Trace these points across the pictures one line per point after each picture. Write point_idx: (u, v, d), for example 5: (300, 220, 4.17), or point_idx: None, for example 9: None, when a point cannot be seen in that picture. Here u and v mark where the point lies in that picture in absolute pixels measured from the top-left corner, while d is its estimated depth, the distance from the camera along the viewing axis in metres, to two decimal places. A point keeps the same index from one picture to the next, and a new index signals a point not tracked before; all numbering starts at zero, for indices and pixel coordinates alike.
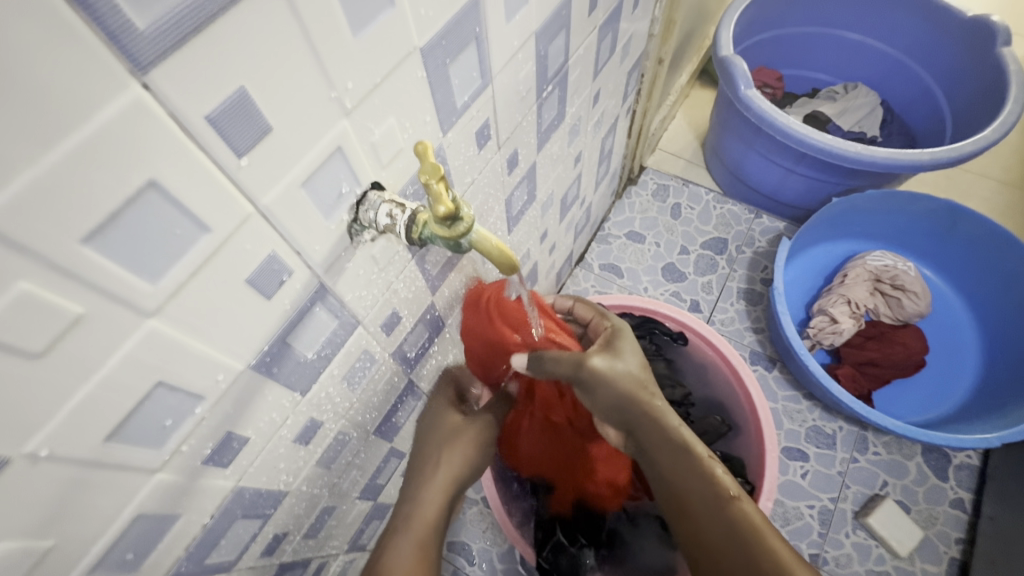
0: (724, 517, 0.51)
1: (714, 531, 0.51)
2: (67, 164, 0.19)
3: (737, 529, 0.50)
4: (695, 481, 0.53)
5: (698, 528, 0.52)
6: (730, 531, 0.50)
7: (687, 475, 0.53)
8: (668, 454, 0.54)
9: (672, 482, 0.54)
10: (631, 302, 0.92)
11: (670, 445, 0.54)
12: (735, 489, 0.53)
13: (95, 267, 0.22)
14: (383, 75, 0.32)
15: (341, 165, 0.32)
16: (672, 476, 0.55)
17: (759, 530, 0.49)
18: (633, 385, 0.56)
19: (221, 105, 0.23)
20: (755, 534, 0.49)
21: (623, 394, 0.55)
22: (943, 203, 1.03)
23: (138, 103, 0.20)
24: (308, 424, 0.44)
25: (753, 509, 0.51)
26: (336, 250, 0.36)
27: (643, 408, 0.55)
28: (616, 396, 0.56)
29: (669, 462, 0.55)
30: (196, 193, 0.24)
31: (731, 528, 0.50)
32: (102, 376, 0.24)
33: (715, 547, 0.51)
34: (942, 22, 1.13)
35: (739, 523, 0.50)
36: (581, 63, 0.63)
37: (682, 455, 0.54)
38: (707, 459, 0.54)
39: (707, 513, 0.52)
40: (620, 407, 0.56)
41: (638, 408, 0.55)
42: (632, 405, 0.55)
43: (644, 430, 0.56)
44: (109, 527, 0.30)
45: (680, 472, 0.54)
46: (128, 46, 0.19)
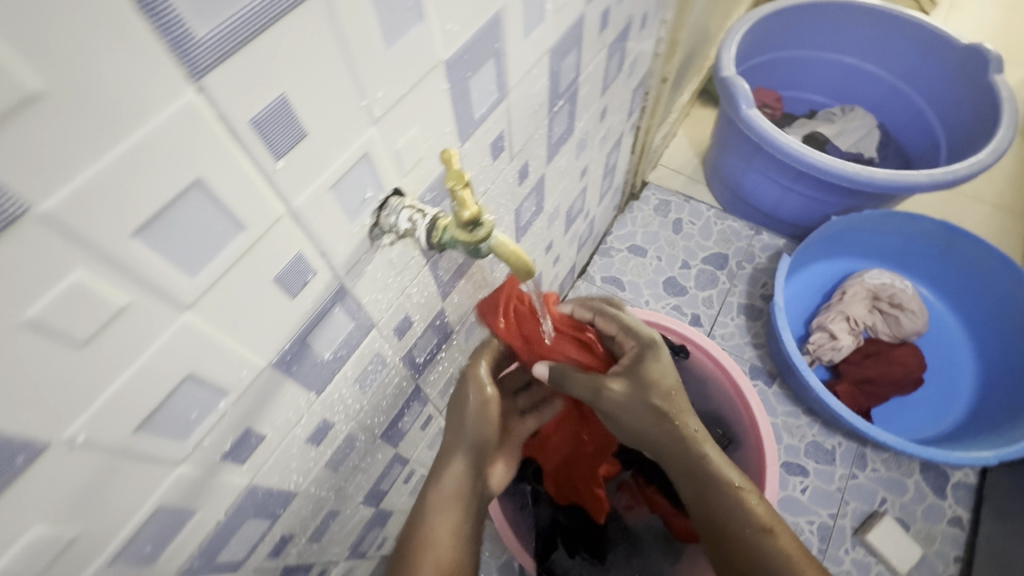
0: (760, 544, 0.55)
1: (749, 557, 0.55)
2: (125, 162, 0.20)
3: (773, 557, 0.54)
4: (730, 508, 0.57)
5: (734, 552, 0.56)
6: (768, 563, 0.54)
7: (721, 502, 0.57)
8: (700, 483, 0.58)
9: (707, 508, 0.58)
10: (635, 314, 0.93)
11: (702, 474, 0.58)
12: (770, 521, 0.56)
13: (141, 259, 0.23)
14: (410, 85, 0.33)
15: (367, 170, 0.34)
16: (706, 503, 0.58)
17: (793, 558, 0.54)
18: (664, 416, 0.57)
19: (264, 110, 0.25)
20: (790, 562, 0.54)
21: (653, 423, 0.57)
22: (939, 224, 1.06)
23: (192, 106, 0.21)
24: (321, 425, 0.44)
25: (787, 539, 0.55)
26: (357, 253, 0.37)
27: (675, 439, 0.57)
28: (646, 426, 0.57)
29: (704, 489, 0.58)
30: (236, 193, 0.26)
31: (766, 557, 0.54)
32: (139, 366, 0.25)
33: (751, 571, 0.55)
34: (937, 48, 1.17)
35: (775, 551, 0.54)
36: (591, 80, 0.65)
37: (716, 483, 0.57)
38: (740, 488, 0.57)
39: (745, 544, 0.56)
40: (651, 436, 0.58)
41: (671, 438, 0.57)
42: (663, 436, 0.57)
43: (677, 458, 0.58)
44: (131, 518, 0.30)
45: (714, 499, 0.57)
46: (187, 52, 0.20)
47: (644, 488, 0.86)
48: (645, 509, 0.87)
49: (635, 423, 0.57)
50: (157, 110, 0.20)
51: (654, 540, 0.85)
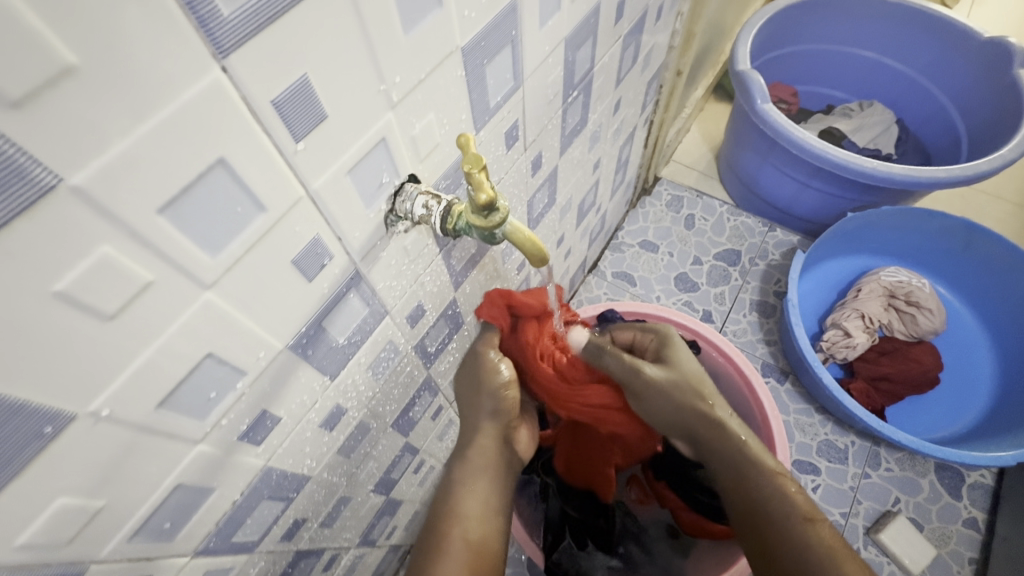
0: (801, 534, 0.52)
1: (787, 547, 0.52)
2: (152, 138, 0.21)
3: (813, 547, 0.50)
4: (768, 496, 0.55)
5: (771, 542, 0.53)
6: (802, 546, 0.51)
7: (759, 487, 0.55)
8: (738, 470, 0.57)
9: (744, 495, 0.56)
10: (647, 309, 0.93)
11: (739, 459, 0.58)
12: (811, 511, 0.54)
13: (166, 236, 0.23)
14: (427, 71, 0.33)
15: (383, 156, 0.34)
16: (743, 491, 0.56)
17: (836, 551, 0.50)
18: None
19: (287, 91, 0.25)
20: (834, 555, 0.50)
21: (683, 404, 0.60)
22: (959, 221, 1.04)
23: (217, 85, 0.22)
24: (334, 410, 0.45)
25: (829, 532, 0.52)
26: (373, 239, 0.37)
27: (706, 421, 0.60)
28: (676, 407, 0.61)
29: (740, 476, 0.57)
30: (257, 173, 0.26)
31: (805, 546, 0.51)
32: (162, 342, 0.26)
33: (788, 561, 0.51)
34: (959, 42, 1.14)
35: (817, 542, 0.51)
36: (605, 71, 0.64)
37: (754, 470, 0.56)
38: (779, 476, 0.56)
39: (780, 528, 0.53)
40: (684, 420, 0.61)
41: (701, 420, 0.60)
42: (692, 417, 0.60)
43: (714, 444, 0.59)
44: (152, 494, 0.31)
45: (752, 481, 0.56)
46: (213, 30, 0.21)
47: (653, 482, 0.86)
48: (656, 504, 0.87)
49: (662, 403, 0.62)
50: (183, 88, 0.21)
51: (662, 535, 0.85)
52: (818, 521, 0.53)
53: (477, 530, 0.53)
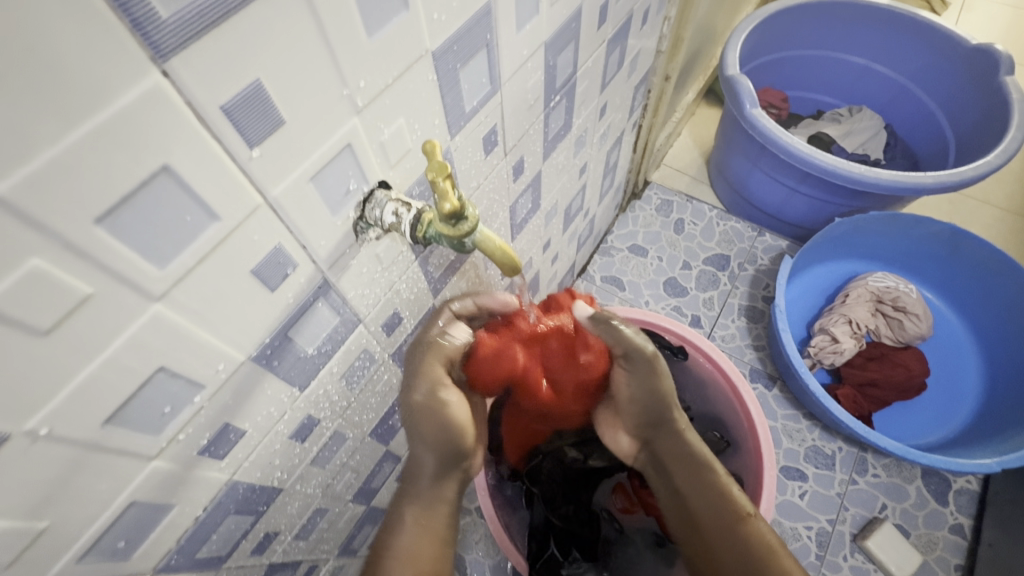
0: (740, 534, 0.54)
1: (727, 546, 0.54)
2: (86, 145, 0.20)
3: (753, 547, 0.53)
4: (710, 498, 0.56)
5: (711, 542, 0.55)
6: (741, 547, 0.53)
7: (705, 491, 0.56)
8: (687, 469, 0.58)
9: (689, 497, 0.57)
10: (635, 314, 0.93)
11: (687, 459, 0.58)
12: (750, 508, 0.56)
13: (106, 247, 0.22)
14: (395, 75, 0.32)
15: (350, 162, 0.33)
16: (686, 491, 0.57)
17: (771, 550, 0.53)
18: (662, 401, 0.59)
19: (238, 96, 0.24)
20: (767, 552, 0.53)
21: (655, 396, 0.58)
22: (945, 226, 1.04)
23: (157, 90, 0.21)
24: (305, 422, 0.43)
25: (766, 527, 0.55)
26: (341, 247, 0.36)
27: (667, 416, 0.59)
28: (649, 395, 0.58)
29: (689, 477, 0.58)
30: (208, 181, 0.25)
31: (745, 544, 0.53)
32: (106, 356, 0.25)
33: (726, 558, 0.54)
34: (946, 49, 1.15)
35: (755, 541, 0.53)
36: (589, 75, 0.64)
37: (701, 472, 0.57)
38: (722, 477, 0.57)
39: (719, 529, 0.54)
40: (648, 409, 0.59)
41: (665, 414, 0.59)
42: (659, 408, 0.59)
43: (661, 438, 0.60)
44: (103, 512, 0.30)
45: (695, 484, 0.57)
46: (151, 33, 0.20)
47: (638, 490, 0.86)
48: (642, 513, 0.87)
49: (637, 386, 0.58)
50: (117, 94, 0.20)
51: (648, 544, 0.84)
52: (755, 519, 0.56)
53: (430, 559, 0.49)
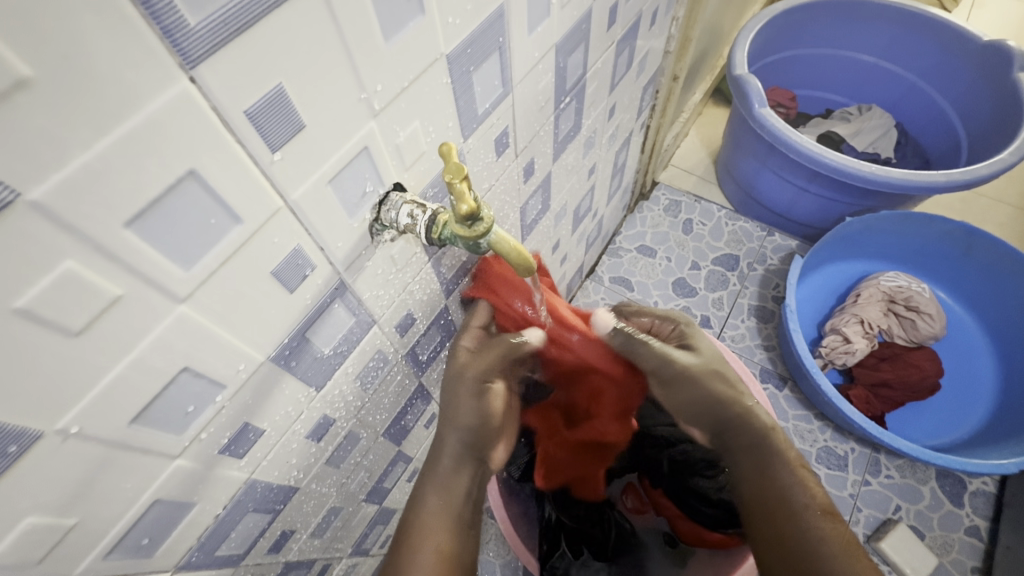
0: (820, 523, 0.49)
1: (797, 535, 0.49)
2: (116, 150, 0.20)
3: (824, 538, 0.48)
4: (782, 485, 0.52)
5: (780, 530, 0.50)
6: (821, 536, 0.48)
7: (783, 476, 0.53)
8: (758, 455, 0.55)
9: (762, 483, 0.53)
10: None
11: (761, 447, 0.55)
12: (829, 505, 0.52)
13: (134, 249, 0.23)
14: (411, 79, 0.33)
15: (366, 164, 0.33)
16: (756, 478, 0.54)
17: (852, 546, 0.47)
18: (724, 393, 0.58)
19: (261, 101, 0.25)
20: (845, 549, 0.47)
21: (713, 394, 0.58)
22: (958, 225, 1.03)
23: (185, 95, 0.21)
24: (321, 421, 0.44)
25: (846, 526, 0.50)
26: (357, 248, 0.37)
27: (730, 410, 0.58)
28: (705, 395, 0.58)
29: (761, 463, 0.54)
30: (231, 184, 0.25)
31: (817, 534, 0.48)
32: (133, 357, 0.25)
33: (795, 550, 0.48)
34: (957, 46, 1.14)
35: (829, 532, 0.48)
36: (598, 76, 0.64)
37: (775, 458, 0.54)
38: (800, 467, 0.54)
39: (798, 513, 0.50)
40: (710, 407, 0.58)
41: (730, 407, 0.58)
42: (720, 405, 0.58)
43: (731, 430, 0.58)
44: (128, 509, 0.30)
45: (772, 470, 0.53)
46: (180, 41, 0.20)
47: (650, 491, 0.86)
48: (652, 513, 0.87)
49: (689, 397, 0.59)
50: (147, 100, 0.20)
51: (659, 544, 0.85)
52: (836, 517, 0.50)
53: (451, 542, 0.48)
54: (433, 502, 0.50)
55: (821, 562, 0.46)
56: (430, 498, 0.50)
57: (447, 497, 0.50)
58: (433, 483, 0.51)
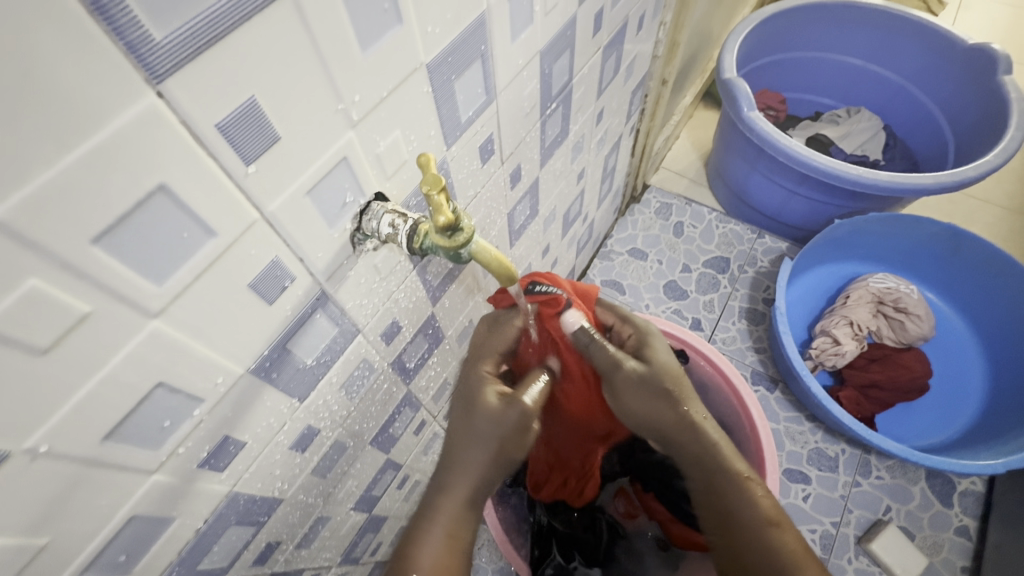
0: (764, 542, 0.50)
1: (747, 552, 0.51)
2: (81, 167, 0.20)
3: (774, 553, 0.49)
4: (730, 500, 0.53)
5: (734, 548, 0.52)
6: (765, 557, 0.50)
7: (728, 493, 0.53)
8: (705, 472, 0.55)
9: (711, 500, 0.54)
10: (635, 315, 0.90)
11: (707, 466, 0.54)
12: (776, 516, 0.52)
13: (102, 265, 0.22)
14: (390, 88, 0.33)
15: (346, 175, 0.33)
16: (707, 495, 0.55)
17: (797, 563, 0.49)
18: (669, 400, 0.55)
19: (233, 114, 0.24)
20: (793, 564, 0.49)
21: (656, 407, 0.55)
22: (945, 227, 1.04)
23: (153, 110, 0.21)
24: (305, 432, 0.44)
25: (792, 538, 0.51)
26: (339, 258, 0.36)
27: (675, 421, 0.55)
28: (648, 407, 0.55)
29: (710, 480, 0.54)
30: (204, 198, 0.25)
31: (767, 550, 0.50)
32: (105, 373, 0.25)
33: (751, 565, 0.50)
34: (943, 48, 1.15)
35: (775, 545, 0.50)
36: (585, 82, 0.64)
37: (722, 476, 0.54)
38: (747, 480, 0.54)
39: (744, 534, 0.51)
40: (651, 419, 0.56)
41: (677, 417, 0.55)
42: (664, 417, 0.55)
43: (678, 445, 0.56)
44: (103, 527, 0.30)
45: (718, 488, 0.54)
46: (146, 56, 0.20)
47: (641, 495, 0.85)
48: (644, 517, 0.86)
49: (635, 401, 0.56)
50: (112, 116, 0.20)
51: (651, 548, 0.85)
52: (783, 526, 0.52)
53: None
54: (435, 538, 0.48)
55: None
56: (434, 535, 0.48)
57: (454, 535, 0.48)
58: (444, 517, 0.48)
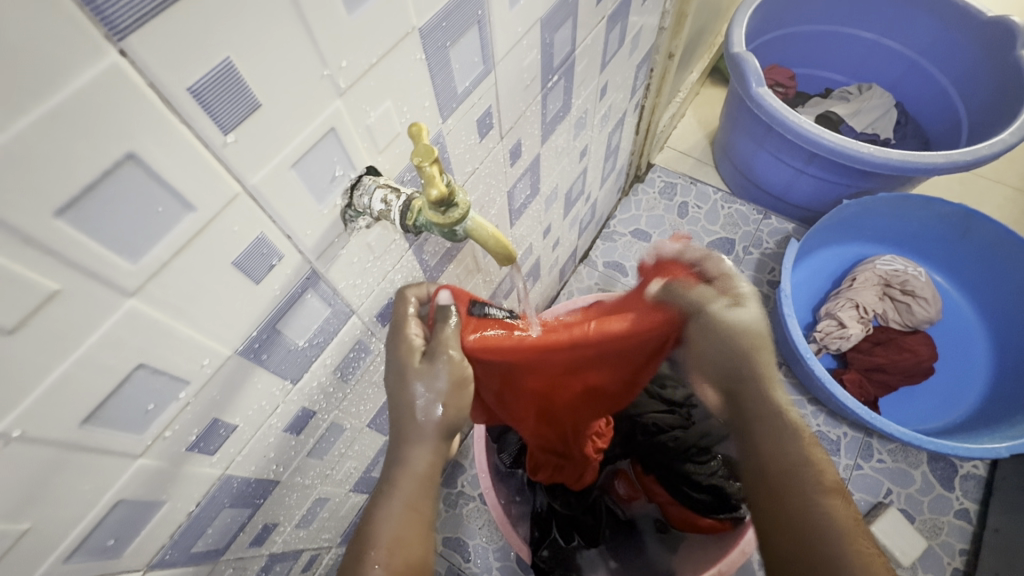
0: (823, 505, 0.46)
1: (809, 516, 0.46)
2: (38, 131, 0.18)
3: (833, 525, 0.45)
4: (789, 464, 0.48)
5: (794, 512, 0.46)
6: (827, 520, 0.45)
7: (790, 451, 0.49)
8: (773, 434, 0.50)
9: (772, 459, 0.49)
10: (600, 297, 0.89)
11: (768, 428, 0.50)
12: (834, 483, 0.48)
13: (69, 240, 0.21)
14: (379, 55, 0.31)
15: (334, 147, 0.31)
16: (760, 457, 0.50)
17: (855, 532, 0.45)
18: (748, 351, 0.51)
19: (207, 77, 0.22)
20: (851, 532, 0.45)
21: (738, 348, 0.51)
22: (956, 207, 1.01)
23: (115, 71, 0.19)
24: (300, 414, 0.43)
25: (849, 509, 0.47)
26: (329, 236, 0.35)
27: (755, 368, 0.51)
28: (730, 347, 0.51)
29: (774, 441, 0.50)
30: (179, 169, 0.23)
31: (828, 519, 0.45)
32: (80, 354, 0.24)
33: (802, 540, 0.45)
34: (960, 22, 1.11)
35: (831, 517, 0.45)
36: (588, 54, 0.61)
37: (787, 439, 0.49)
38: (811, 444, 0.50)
39: (805, 497, 0.47)
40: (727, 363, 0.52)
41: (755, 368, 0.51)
42: (743, 357, 0.51)
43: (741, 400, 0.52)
44: (89, 512, 0.29)
45: (783, 447, 0.49)
46: (104, 10, 0.18)
47: (642, 477, 0.85)
48: (644, 498, 0.87)
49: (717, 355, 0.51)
50: (71, 77, 0.18)
51: (649, 530, 0.86)
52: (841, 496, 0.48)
53: (419, 551, 0.43)
54: (396, 509, 0.43)
55: (828, 547, 0.44)
56: (394, 505, 0.43)
57: (415, 506, 0.44)
58: None
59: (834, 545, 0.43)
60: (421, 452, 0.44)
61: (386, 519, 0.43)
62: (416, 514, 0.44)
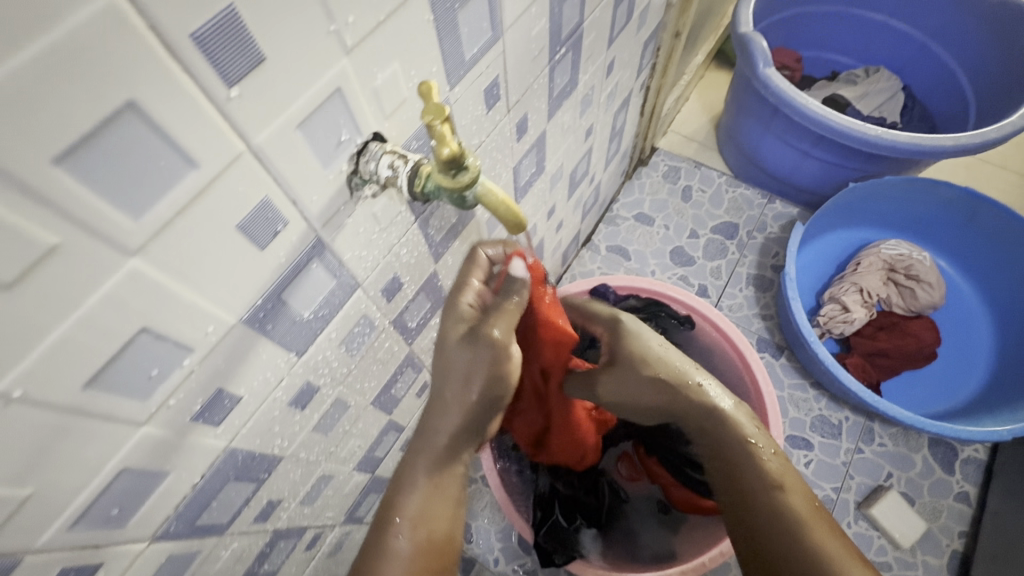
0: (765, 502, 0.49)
1: (755, 515, 0.49)
2: (34, 71, 0.17)
3: (778, 518, 0.48)
4: (733, 468, 0.52)
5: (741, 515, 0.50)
6: (770, 516, 0.48)
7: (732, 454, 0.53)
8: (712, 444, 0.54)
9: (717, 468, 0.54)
10: (604, 278, 0.88)
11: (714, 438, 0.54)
12: (781, 478, 0.51)
13: (68, 192, 0.20)
14: (387, 12, 0.30)
15: (341, 109, 0.30)
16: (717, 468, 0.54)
17: (801, 523, 0.47)
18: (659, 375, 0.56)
19: (210, 24, 0.21)
20: (799, 523, 0.47)
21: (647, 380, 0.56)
22: (963, 192, 1.01)
23: (113, 10, 0.18)
24: (304, 388, 0.42)
25: (800, 500, 0.49)
26: (335, 203, 0.34)
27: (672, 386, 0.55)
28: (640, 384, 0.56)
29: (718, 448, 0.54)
30: (181, 122, 0.23)
31: (772, 515, 0.49)
32: (81, 315, 0.23)
33: (762, 539, 0.48)
34: (972, 2, 1.09)
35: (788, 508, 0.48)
36: (596, 27, 0.60)
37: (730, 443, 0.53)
38: (753, 445, 0.53)
39: (750, 496, 0.50)
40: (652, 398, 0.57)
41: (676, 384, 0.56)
42: (656, 384, 0.56)
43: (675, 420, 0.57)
44: (93, 479, 0.29)
45: (726, 453, 0.53)
46: None
47: (643, 458, 0.86)
48: (646, 481, 0.87)
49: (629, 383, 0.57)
50: (66, 14, 0.17)
51: (652, 511, 0.86)
52: (789, 487, 0.50)
53: (443, 527, 0.46)
54: (420, 485, 0.46)
55: (774, 543, 0.47)
56: (421, 482, 0.46)
57: (440, 485, 0.46)
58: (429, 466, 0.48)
59: (778, 540, 0.47)
60: (444, 428, 0.46)
61: (410, 493, 0.46)
62: (439, 488, 0.46)
